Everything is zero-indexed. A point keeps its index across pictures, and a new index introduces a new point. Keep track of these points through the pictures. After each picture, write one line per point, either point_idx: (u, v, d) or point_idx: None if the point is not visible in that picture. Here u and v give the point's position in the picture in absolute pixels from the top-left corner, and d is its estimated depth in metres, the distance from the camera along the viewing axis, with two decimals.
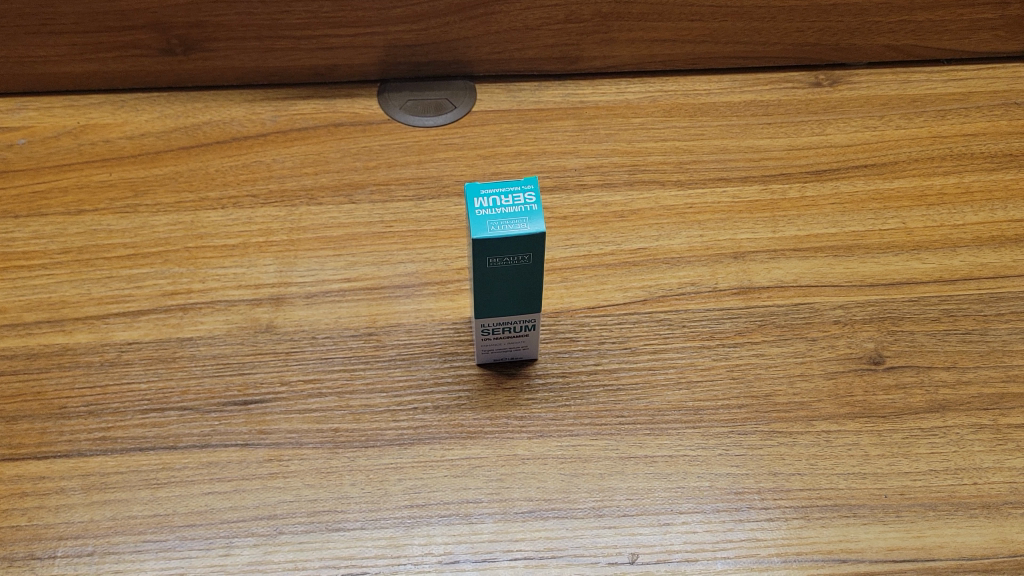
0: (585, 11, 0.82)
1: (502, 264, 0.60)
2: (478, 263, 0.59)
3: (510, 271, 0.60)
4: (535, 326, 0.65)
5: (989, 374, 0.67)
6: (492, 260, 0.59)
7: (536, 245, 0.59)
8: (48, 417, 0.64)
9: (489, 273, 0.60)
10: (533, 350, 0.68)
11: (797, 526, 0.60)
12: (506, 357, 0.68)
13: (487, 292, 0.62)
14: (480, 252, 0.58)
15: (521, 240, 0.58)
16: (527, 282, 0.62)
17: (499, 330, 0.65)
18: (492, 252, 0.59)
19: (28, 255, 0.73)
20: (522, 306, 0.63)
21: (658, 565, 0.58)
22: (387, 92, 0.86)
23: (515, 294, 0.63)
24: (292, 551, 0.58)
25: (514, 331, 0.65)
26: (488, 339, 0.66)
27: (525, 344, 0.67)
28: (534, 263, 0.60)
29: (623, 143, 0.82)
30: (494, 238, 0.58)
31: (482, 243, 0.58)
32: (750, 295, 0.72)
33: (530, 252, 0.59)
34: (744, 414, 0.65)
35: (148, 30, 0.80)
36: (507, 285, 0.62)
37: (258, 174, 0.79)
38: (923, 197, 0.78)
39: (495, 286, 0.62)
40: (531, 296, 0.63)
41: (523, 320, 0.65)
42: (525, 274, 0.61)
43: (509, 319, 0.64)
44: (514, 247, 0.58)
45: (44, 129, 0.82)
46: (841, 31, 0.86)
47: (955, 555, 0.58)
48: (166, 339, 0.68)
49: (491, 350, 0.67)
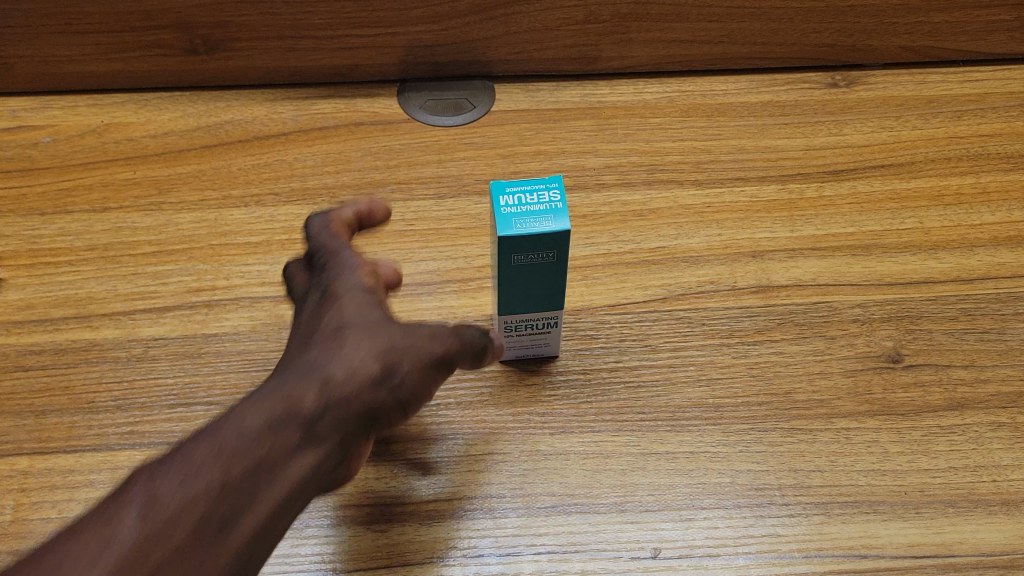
0: (604, 12, 0.82)
1: (526, 262, 0.60)
2: (502, 260, 0.60)
3: (534, 269, 0.61)
4: (556, 324, 0.66)
5: (1008, 373, 0.68)
6: (517, 259, 0.60)
7: (560, 243, 0.59)
8: (77, 411, 0.65)
9: (514, 271, 0.61)
10: (554, 348, 0.69)
11: (818, 521, 0.60)
12: (527, 355, 0.69)
13: (511, 289, 0.63)
14: (504, 250, 0.59)
15: (546, 238, 0.59)
16: (551, 280, 0.62)
17: (520, 328, 0.66)
18: (517, 250, 0.59)
19: (55, 252, 0.74)
20: (546, 304, 0.64)
21: (680, 560, 0.58)
22: (407, 92, 0.86)
23: (539, 292, 0.63)
24: (318, 544, 0.59)
25: (535, 328, 0.66)
26: (509, 339, 0.67)
27: (547, 341, 0.68)
28: (558, 260, 0.61)
29: (641, 142, 0.83)
30: (519, 237, 0.58)
31: (507, 241, 0.58)
32: (769, 293, 0.72)
33: (554, 250, 0.60)
34: (764, 411, 0.66)
35: (171, 30, 0.81)
36: (531, 282, 0.62)
37: (280, 173, 0.80)
38: (940, 197, 0.79)
39: (519, 284, 0.62)
40: (554, 294, 0.64)
41: (545, 318, 0.65)
42: (548, 271, 0.62)
43: (532, 317, 0.65)
44: (539, 246, 0.59)
45: (70, 127, 0.83)
46: (858, 33, 0.86)
47: (975, 551, 0.59)
48: (192, 335, 0.69)
49: (513, 347, 0.68)
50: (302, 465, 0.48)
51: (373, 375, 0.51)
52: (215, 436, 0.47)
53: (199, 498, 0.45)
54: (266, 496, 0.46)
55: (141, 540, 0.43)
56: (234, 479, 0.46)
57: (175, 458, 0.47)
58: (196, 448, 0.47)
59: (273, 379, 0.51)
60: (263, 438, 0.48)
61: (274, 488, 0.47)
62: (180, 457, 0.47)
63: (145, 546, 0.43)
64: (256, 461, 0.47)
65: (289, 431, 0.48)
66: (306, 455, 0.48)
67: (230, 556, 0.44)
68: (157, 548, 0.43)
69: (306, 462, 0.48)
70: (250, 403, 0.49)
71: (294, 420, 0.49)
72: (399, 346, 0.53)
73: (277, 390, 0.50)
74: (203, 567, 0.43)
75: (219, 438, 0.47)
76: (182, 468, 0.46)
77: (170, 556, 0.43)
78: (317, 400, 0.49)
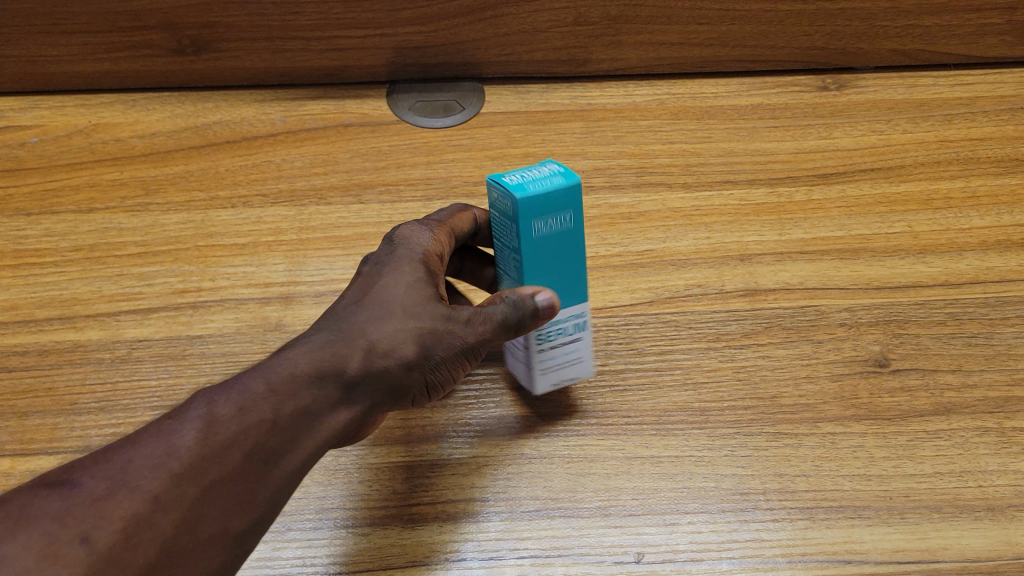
0: (594, 13, 0.82)
1: (547, 229, 0.57)
2: (523, 229, 0.56)
3: (554, 239, 0.58)
4: (585, 326, 0.64)
5: (995, 378, 0.67)
6: (538, 228, 0.57)
7: (577, 200, 0.57)
8: (59, 413, 0.64)
9: (535, 243, 0.57)
10: (587, 368, 0.66)
11: (803, 527, 0.60)
12: (563, 377, 0.66)
13: (535, 269, 0.59)
14: (525, 215, 0.56)
15: (563, 195, 0.56)
16: (572, 251, 0.59)
17: (552, 338, 0.63)
18: (536, 213, 0.56)
19: (39, 252, 0.74)
20: (567, 286, 0.61)
21: (663, 564, 0.58)
22: (397, 94, 0.86)
23: (562, 269, 0.59)
24: (299, 547, 0.59)
25: (566, 334, 0.63)
26: (542, 353, 0.63)
27: (579, 352, 0.65)
28: (575, 225, 0.58)
29: (630, 145, 0.83)
30: (537, 198, 0.55)
31: (526, 203, 0.55)
32: (756, 297, 0.72)
33: (572, 210, 0.57)
34: (749, 415, 0.66)
35: (160, 31, 0.80)
36: (554, 257, 0.59)
37: (268, 174, 0.80)
38: (929, 201, 0.79)
39: (542, 261, 0.58)
40: (575, 271, 0.60)
41: (575, 316, 0.62)
42: (569, 241, 0.58)
43: (562, 321, 0.62)
44: (557, 206, 0.56)
45: (57, 127, 0.83)
46: (847, 36, 0.86)
47: (961, 557, 0.58)
48: (176, 337, 0.69)
49: (547, 368, 0.65)
50: (337, 424, 0.51)
51: (412, 352, 0.54)
52: (268, 377, 0.50)
53: (246, 437, 0.47)
54: (303, 445, 0.50)
55: (197, 467, 0.45)
56: (282, 422, 0.49)
57: (231, 384, 0.49)
58: (252, 384, 0.49)
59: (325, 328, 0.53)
60: (305, 388, 0.50)
61: (310, 439, 0.50)
62: (233, 388, 0.49)
63: (193, 478, 0.45)
64: (301, 409, 0.49)
65: (331, 390, 0.51)
66: (341, 414, 0.52)
67: (269, 497, 0.48)
68: (208, 478, 0.45)
69: (343, 420, 0.52)
70: (299, 348, 0.52)
71: (337, 380, 0.51)
72: (442, 328, 0.55)
73: (327, 341, 0.52)
74: (243, 504, 0.47)
75: (272, 381, 0.49)
76: (239, 400, 0.48)
77: (221, 487, 0.46)
78: (361, 367, 0.52)
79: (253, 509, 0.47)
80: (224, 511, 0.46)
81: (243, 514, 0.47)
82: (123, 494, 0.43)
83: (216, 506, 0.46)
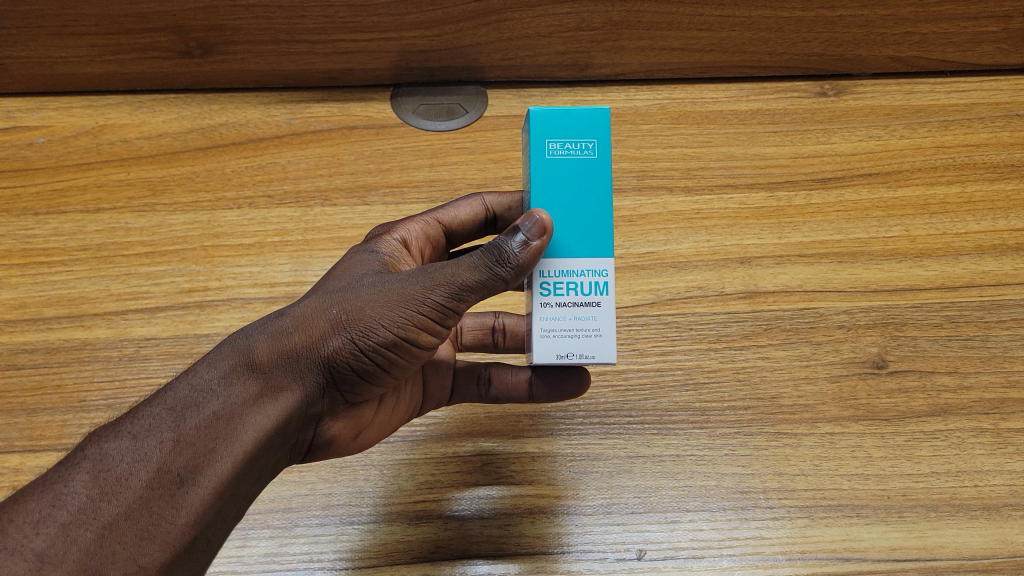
0: (596, 19, 0.80)
1: (564, 151, 0.56)
2: (536, 145, 0.56)
3: (572, 167, 0.56)
4: (607, 289, 0.56)
5: (990, 380, 0.69)
6: (553, 147, 0.56)
7: (599, 128, 0.56)
8: (68, 410, 0.68)
9: (549, 166, 0.56)
10: (608, 351, 0.55)
11: (802, 525, 0.62)
12: (573, 351, 0.55)
13: (549, 199, 0.56)
14: (539, 131, 0.56)
15: (583, 119, 0.56)
16: (595, 187, 0.56)
17: (561, 291, 0.55)
18: (552, 131, 0.56)
19: (48, 252, 0.77)
20: (590, 233, 0.56)
21: (664, 561, 0.60)
22: (401, 96, 0.87)
23: (582, 207, 0.56)
24: (306, 543, 0.61)
25: (579, 293, 0.56)
26: (549, 310, 0.55)
27: (596, 324, 0.55)
28: (599, 156, 0.56)
29: (632, 148, 0.83)
30: (555, 113, 0.56)
31: (542, 118, 0.56)
32: (755, 299, 0.73)
33: (593, 138, 0.56)
34: (749, 415, 0.67)
35: (166, 33, 0.78)
36: (572, 189, 0.56)
37: (274, 175, 0.81)
38: (926, 206, 0.80)
39: (557, 190, 0.56)
40: (598, 213, 0.56)
41: (590, 274, 0.56)
42: (590, 173, 0.56)
43: (575, 276, 0.56)
44: (576, 126, 0.56)
45: (64, 128, 0.84)
46: (846, 43, 0.84)
47: (956, 555, 0.61)
48: (183, 336, 0.71)
49: (552, 326, 0.55)
50: (254, 423, 0.50)
51: (324, 325, 0.52)
52: (170, 396, 0.49)
53: (142, 461, 0.46)
54: (215, 452, 0.48)
55: (89, 503, 0.44)
56: (184, 436, 0.47)
57: (134, 416, 0.49)
58: (150, 409, 0.49)
59: (235, 334, 0.54)
60: (209, 398, 0.49)
61: (223, 442, 0.48)
62: (133, 419, 0.49)
63: (85, 514, 0.44)
64: (205, 419, 0.48)
65: (240, 389, 0.50)
66: (259, 410, 0.50)
67: (184, 512, 0.46)
68: (105, 510, 0.44)
69: (261, 417, 0.50)
70: (207, 362, 0.51)
71: (244, 378, 0.50)
72: (362, 295, 0.52)
73: (231, 350, 0.52)
74: (152, 526, 0.45)
75: (172, 399, 0.49)
76: (137, 428, 0.48)
77: (121, 514, 0.44)
78: (269, 358, 0.51)
79: (165, 531, 0.45)
80: (131, 539, 0.44)
81: (157, 538, 0.45)
82: (7, 551, 0.42)
83: (117, 536, 0.44)
